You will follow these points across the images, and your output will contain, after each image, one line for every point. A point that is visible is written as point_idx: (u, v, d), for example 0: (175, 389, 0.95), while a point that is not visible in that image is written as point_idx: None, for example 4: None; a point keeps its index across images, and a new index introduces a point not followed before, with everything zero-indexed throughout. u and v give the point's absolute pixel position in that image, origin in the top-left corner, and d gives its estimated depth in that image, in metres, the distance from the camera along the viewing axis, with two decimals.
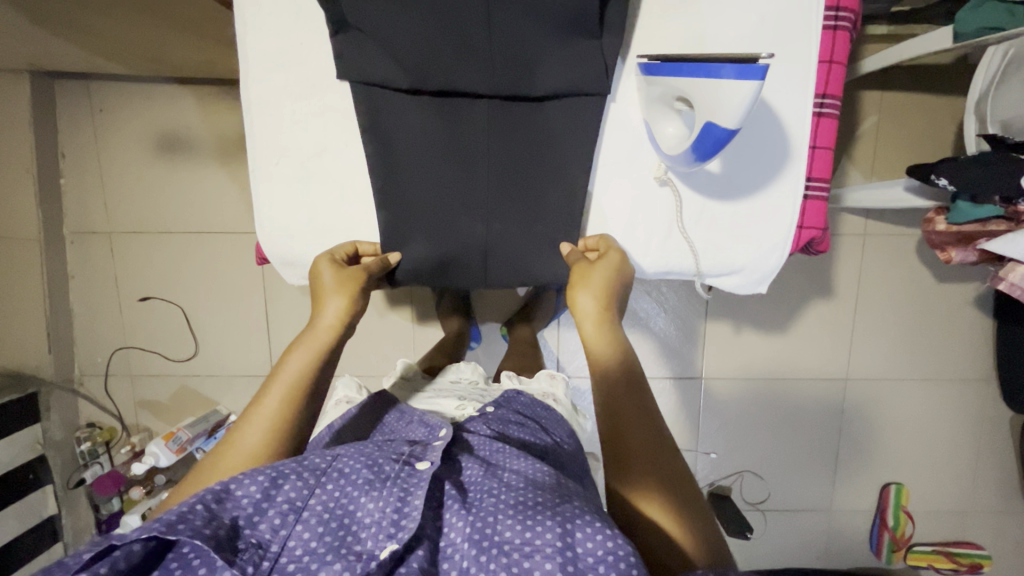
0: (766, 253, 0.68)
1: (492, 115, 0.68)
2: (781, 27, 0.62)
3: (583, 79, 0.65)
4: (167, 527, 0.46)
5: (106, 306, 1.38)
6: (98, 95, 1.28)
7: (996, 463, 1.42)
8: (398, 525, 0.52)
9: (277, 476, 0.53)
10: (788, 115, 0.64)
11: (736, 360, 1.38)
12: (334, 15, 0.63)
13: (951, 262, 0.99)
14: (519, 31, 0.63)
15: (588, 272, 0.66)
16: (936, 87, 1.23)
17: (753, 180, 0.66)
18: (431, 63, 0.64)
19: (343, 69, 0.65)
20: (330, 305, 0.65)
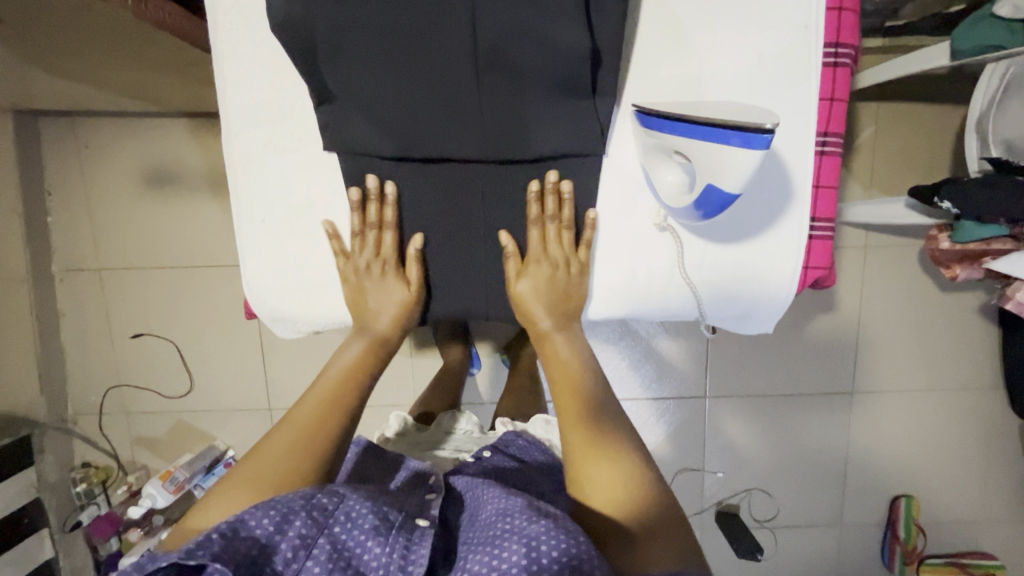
0: (772, 294, 0.65)
1: (486, 178, 0.64)
2: (780, 64, 0.58)
3: (577, 140, 0.61)
4: (186, 554, 0.48)
5: (98, 343, 1.35)
6: (83, 131, 1.26)
7: (1006, 471, 1.40)
8: (405, 570, 0.52)
9: (289, 509, 0.53)
10: (790, 158, 0.61)
11: (740, 377, 1.36)
12: (318, 87, 0.60)
13: (956, 279, 0.96)
14: (510, 95, 0.60)
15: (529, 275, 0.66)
16: (932, 98, 1.21)
17: (758, 224, 0.63)
18: (418, 130, 0.61)
19: (329, 138, 0.62)
20: (391, 303, 0.67)
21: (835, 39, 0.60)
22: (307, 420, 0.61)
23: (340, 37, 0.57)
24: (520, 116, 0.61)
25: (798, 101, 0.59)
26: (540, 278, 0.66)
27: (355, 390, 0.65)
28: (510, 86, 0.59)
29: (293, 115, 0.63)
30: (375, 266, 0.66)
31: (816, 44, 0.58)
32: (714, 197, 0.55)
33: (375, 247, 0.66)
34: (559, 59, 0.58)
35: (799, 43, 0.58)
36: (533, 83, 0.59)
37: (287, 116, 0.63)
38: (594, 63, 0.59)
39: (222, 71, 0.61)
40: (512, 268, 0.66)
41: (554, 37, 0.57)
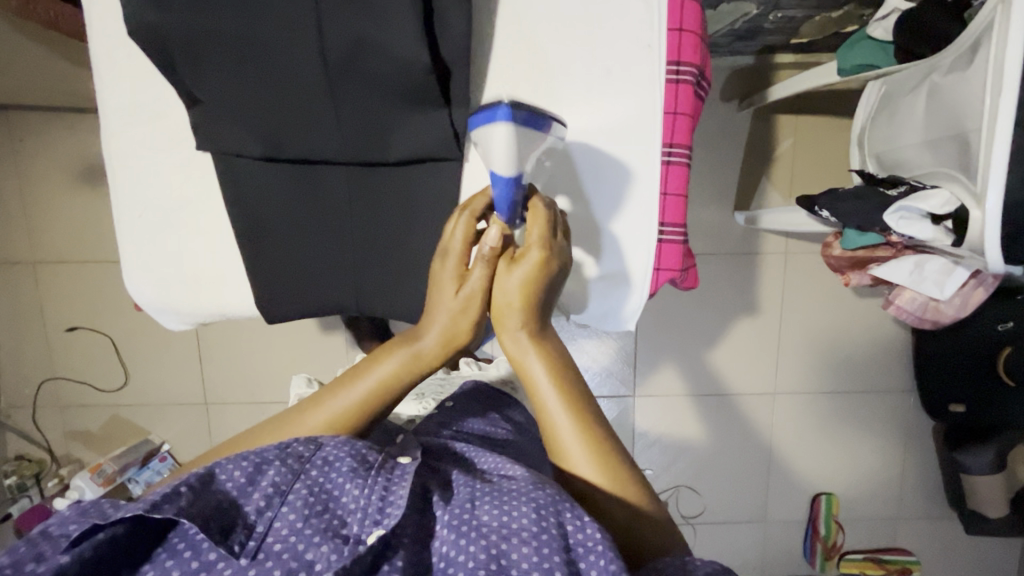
0: (625, 293, 0.64)
1: (354, 181, 0.62)
2: (625, 76, 0.59)
3: (434, 146, 0.59)
4: (151, 507, 0.45)
5: (31, 337, 1.35)
6: (17, 126, 1.27)
7: (921, 470, 1.47)
8: (383, 512, 0.49)
9: (264, 459, 0.51)
10: (636, 162, 0.61)
11: (667, 378, 1.41)
12: (184, 88, 0.57)
13: (849, 285, 1.03)
14: (366, 101, 0.56)
15: (516, 268, 0.57)
16: (845, 112, 1.27)
17: (613, 221, 0.62)
18: (284, 131, 0.58)
19: (203, 137, 0.59)
20: (441, 321, 0.59)
21: (675, 57, 0.59)
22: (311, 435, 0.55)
23: (190, 38, 0.53)
24: (376, 125, 0.58)
25: (641, 117, 0.60)
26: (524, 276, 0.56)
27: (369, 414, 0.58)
28: (366, 93, 0.56)
29: (160, 115, 0.61)
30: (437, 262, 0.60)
31: (656, 54, 0.58)
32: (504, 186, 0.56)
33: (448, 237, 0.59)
34: (404, 69, 0.54)
35: (638, 55, 0.58)
36: (383, 91, 0.56)
37: (152, 115, 0.61)
38: (443, 74, 0.56)
39: (92, 69, 0.60)
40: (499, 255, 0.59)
41: (396, 46, 0.53)
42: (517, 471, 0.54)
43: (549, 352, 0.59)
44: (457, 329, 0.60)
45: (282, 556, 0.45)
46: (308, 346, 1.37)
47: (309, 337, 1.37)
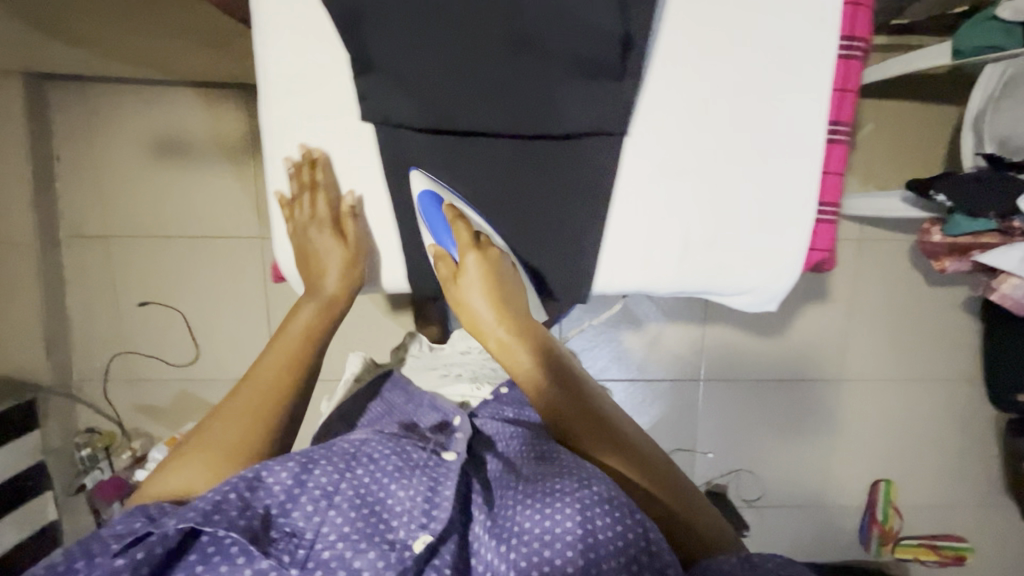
0: (777, 273, 0.64)
1: (516, 154, 0.63)
2: (801, 52, 0.58)
3: (604, 117, 0.59)
4: (204, 517, 0.49)
5: (103, 310, 1.35)
6: (92, 98, 1.26)
7: (979, 459, 1.48)
8: (428, 515, 0.57)
9: (309, 461, 0.57)
10: (802, 141, 0.60)
11: (733, 363, 1.42)
12: (358, 56, 0.60)
13: (944, 270, 1.02)
14: (540, 75, 0.58)
15: (468, 282, 0.63)
16: (931, 97, 1.25)
17: (775, 201, 0.62)
18: (453, 103, 0.60)
19: (367, 107, 0.62)
20: (334, 264, 0.68)
21: (848, 32, 0.59)
22: (261, 395, 0.61)
23: (384, 9, 0.57)
24: (544, 96, 0.59)
25: (810, 92, 0.59)
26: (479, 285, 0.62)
27: (305, 360, 0.65)
28: (542, 65, 0.58)
29: (324, 84, 0.65)
30: (311, 229, 0.68)
31: (834, 30, 0.58)
32: (441, 224, 0.65)
33: (309, 207, 0.68)
34: (589, 38, 0.56)
35: (818, 31, 0.58)
36: (559, 63, 0.58)
37: (320, 85, 0.65)
38: (625, 43, 0.57)
39: (264, 43, 0.64)
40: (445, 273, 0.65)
41: (583, 17, 0.55)
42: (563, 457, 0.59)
43: (539, 346, 0.63)
44: (353, 272, 0.70)
45: (330, 563, 0.52)
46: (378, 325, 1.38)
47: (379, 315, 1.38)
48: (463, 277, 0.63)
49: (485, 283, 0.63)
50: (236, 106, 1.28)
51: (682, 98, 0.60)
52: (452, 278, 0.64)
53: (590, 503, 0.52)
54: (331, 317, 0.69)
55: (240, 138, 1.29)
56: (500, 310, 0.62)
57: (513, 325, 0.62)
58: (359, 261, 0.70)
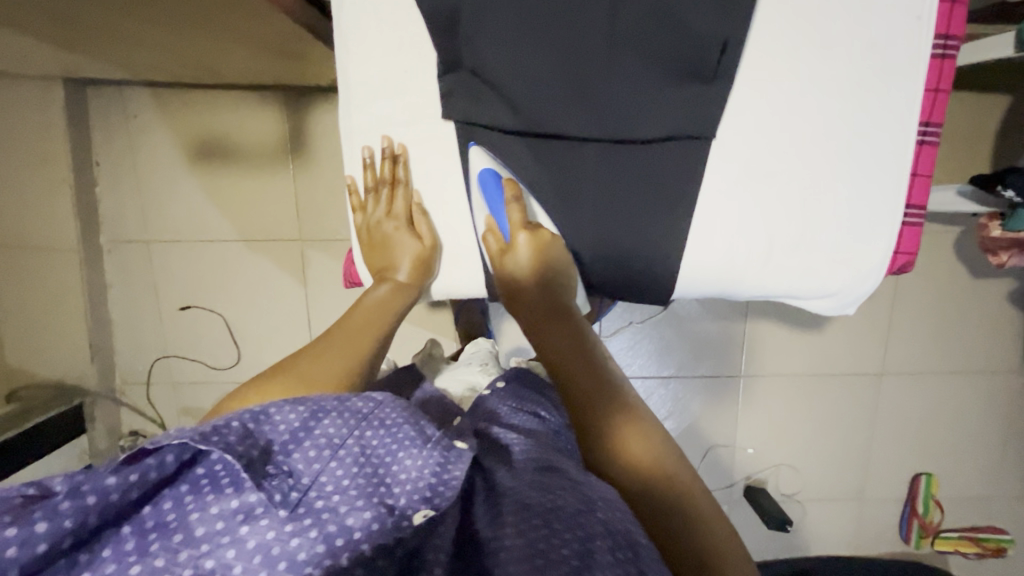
0: (861, 277, 0.63)
1: (599, 159, 0.62)
2: (891, 52, 0.58)
3: (689, 122, 0.60)
4: (201, 437, 0.45)
5: (145, 315, 1.36)
6: (133, 102, 1.25)
7: (1021, 453, 1.47)
8: (435, 492, 0.49)
9: (319, 409, 0.52)
10: (891, 142, 0.60)
11: (774, 358, 1.41)
12: (449, 57, 0.62)
13: (1003, 266, 1.01)
14: (632, 80, 0.60)
15: (515, 259, 0.63)
16: (985, 87, 1.22)
17: (865, 201, 0.61)
18: (538, 107, 0.61)
19: (450, 108, 0.64)
20: (406, 256, 0.68)
21: (944, 29, 0.59)
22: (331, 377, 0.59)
23: (483, 15, 0.59)
24: (634, 101, 0.60)
25: (904, 92, 0.59)
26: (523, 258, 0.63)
27: (373, 342, 0.64)
28: (634, 70, 0.59)
29: (407, 92, 0.65)
30: (389, 225, 0.69)
31: (926, 30, 0.58)
32: (499, 203, 0.65)
33: (387, 204, 0.69)
34: (687, 43, 0.58)
35: (909, 32, 0.58)
36: (651, 68, 0.59)
37: (403, 92, 0.66)
38: (720, 47, 0.58)
39: (347, 49, 0.64)
40: (493, 246, 0.65)
41: (682, 24, 0.57)
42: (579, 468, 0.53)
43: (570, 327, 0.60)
44: (425, 254, 0.69)
45: (322, 514, 0.46)
46: (419, 325, 1.39)
47: (420, 314, 1.39)
48: (510, 252, 0.64)
49: (536, 262, 0.63)
50: (276, 110, 1.27)
51: (772, 98, 0.60)
52: (500, 252, 0.65)
53: (573, 511, 0.46)
54: (401, 305, 0.68)
55: (278, 142, 1.28)
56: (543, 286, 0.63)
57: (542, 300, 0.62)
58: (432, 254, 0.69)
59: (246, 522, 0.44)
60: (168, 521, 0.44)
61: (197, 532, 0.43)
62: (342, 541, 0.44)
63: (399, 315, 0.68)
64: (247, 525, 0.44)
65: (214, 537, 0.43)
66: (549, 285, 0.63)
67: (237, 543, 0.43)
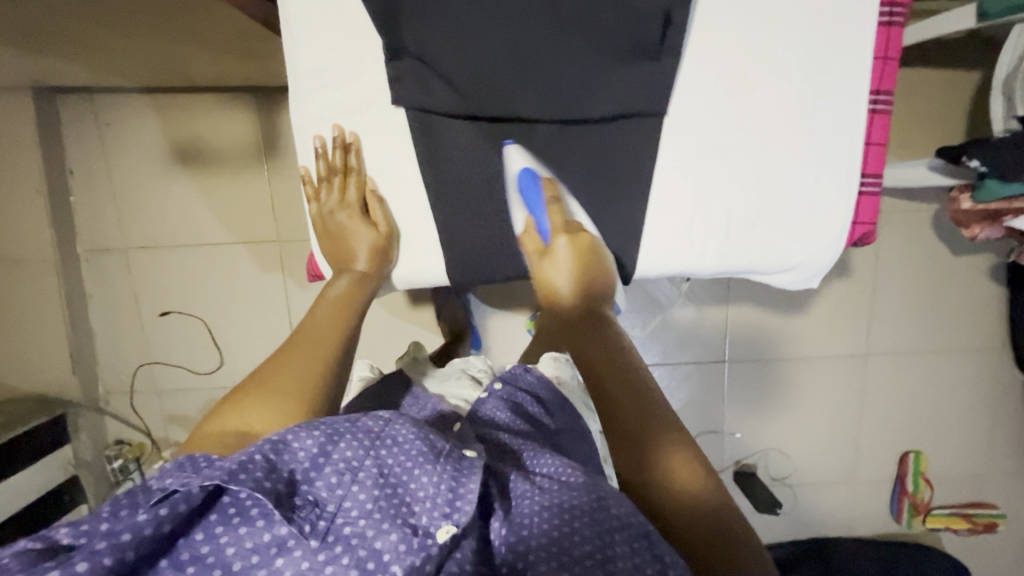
0: (821, 249, 0.63)
1: (552, 140, 0.66)
2: (836, 23, 0.59)
3: (641, 100, 0.61)
4: (229, 476, 0.45)
5: (126, 323, 1.35)
6: (104, 109, 1.25)
7: (1010, 428, 1.47)
8: (453, 506, 0.50)
9: (336, 432, 0.51)
10: (844, 113, 0.61)
11: (758, 342, 1.41)
12: (392, 44, 0.62)
13: (975, 238, 1.01)
14: (582, 60, 0.60)
15: (552, 262, 0.63)
16: (951, 64, 1.23)
17: (823, 171, 0.62)
18: (487, 91, 0.62)
19: (399, 95, 0.64)
20: (361, 246, 0.68)
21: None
22: (290, 372, 0.57)
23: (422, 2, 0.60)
24: (587, 81, 0.61)
25: (853, 63, 0.60)
26: (563, 259, 0.63)
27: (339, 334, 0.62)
28: (584, 50, 0.60)
29: (361, 82, 0.66)
30: (343, 216, 0.69)
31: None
32: (537, 202, 0.65)
33: (340, 194, 0.69)
34: (633, 21, 0.59)
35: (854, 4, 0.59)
36: (601, 48, 0.60)
37: (355, 83, 0.66)
38: (665, 21, 0.59)
39: (292, 41, 0.64)
40: (530, 248, 0.66)
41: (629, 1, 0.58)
42: (578, 479, 0.54)
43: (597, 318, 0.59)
44: (383, 244, 0.69)
45: (351, 541, 0.46)
46: (404, 323, 1.39)
47: (404, 311, 1.39)
48: (550, 257, 0.64)
49: (575, 265, 0.63)
50: (248, 111, 1.27)
51: (721, 74, 0.61)
52: (537, 255, 0.65)
53: (590, 510, 0.49)
54: (361, 295, 0.67)
55: (253, 143, 1.28)
56: (578, 288, 0.61)
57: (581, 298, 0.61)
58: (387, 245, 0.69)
59: (281, 553, 0.45)
60: (203, 554, 0.46)
61: (234, 566, 0.45)
62: (373, 565, 0.46)
63: (364, 303, 0.67)
64: (281, 557, 0.46)
65: (252, 569, 0.45)
66: (591, 278, 0.62)
67: (275, 573, 0.45)
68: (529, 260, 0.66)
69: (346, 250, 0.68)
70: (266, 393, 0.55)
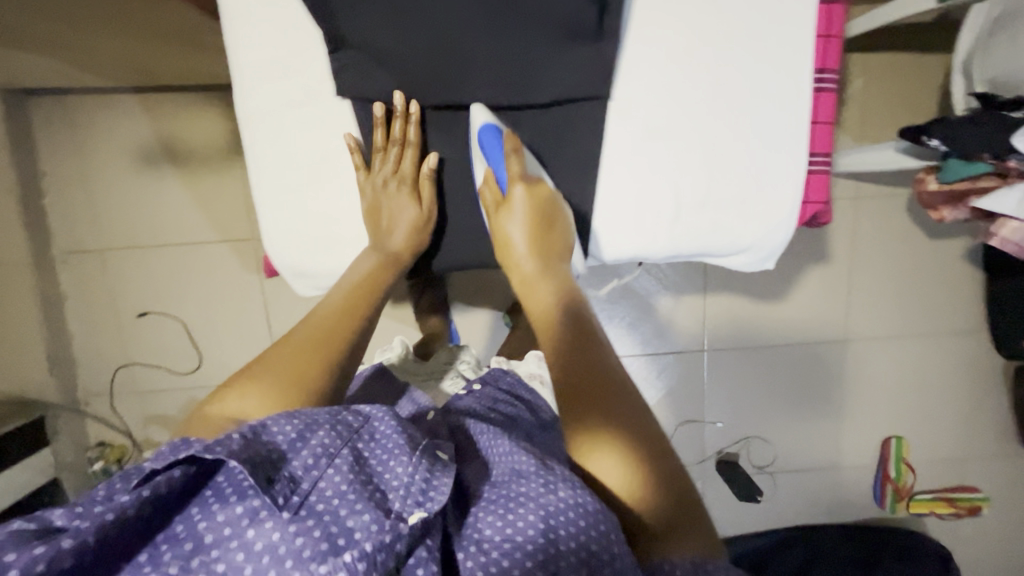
0: (772, 228, 0.68)
1: (502, 125, 0.69)
2: (774, 5, 0.63)
3: (582, 84, 0.65)
4: (205, 451, 0.45)
5: (103, 324, 1.35)
6: (74, 110, 1.24)
7: (990, 410, 1.48)
8: (426, 495, 0.49)
9: (314, 421, 0.51)
10: (783, 93, 0.65)
11: (736, 330, 1.42)
12: (331, 33, 0.63)
13: (943, 220, 1.01)
14: (522, 46, 0.64)
15: (510, 212, 0.67)
16: (920, 47, 1.23)
17: (771, 154, 0.66)
18: (432, 78, 0.65)
19: (343, 86, 0.66)
20: (404, 223, 0.70)
21: None
22: (320, 347, 0.59)
23: None
24: (529, 66, 0.65)
25: (792, 43, 0.64)
26: (520, 215, 0.66)
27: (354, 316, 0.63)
28: (522, 36, 0.63)
29: (304, 72, 0.67)
30: (391, 187, 0.71)
31: None
32: (498, 155, 0.66)
33: (394, 165, 0.70)
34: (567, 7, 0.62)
35: None
36: (541, 34, 0.63)
37: (297, 72, 0.67)
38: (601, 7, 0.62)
39: (233, 34, 0.65)
40: (488, 201, 0.70)
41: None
42: (527, 464, 0.53)
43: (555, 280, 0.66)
44: (421, 223, 0.72)
45: (325, 518, 0.45)
46: (383, 319, 1.39)
47: (384, 307, 1.39)
48: (507, 211, 0.67)
49: (530, 219, 0.66)
50: (218, 108, 1.26)
51: (668, 54, 0.64)
52: (496, 206, 0.69)
53: (535, 496, 0.49)
54: (396, 270, 0.70)
55: (226, 140, 1.28)
56: (535, 245, 0.67)
57: (539, 260, 0.67)
58: (425, 225, 0.73)
59: (252, 526, 0.44)
60: (178, 533, 0.45)
61: (206, 539, 0.44)
62: (344, 541, 0.44)
63: (391, 283, 0.69)
64: (253, 528, 0.44)
65: (222, 542, 0.44)
66: (550, 238, 0.67)
67: (246, 546, 0.43)
68: (490, 215, 0.71)
69: (383, 227, 0.70)
70: (274, 377, 0.55)
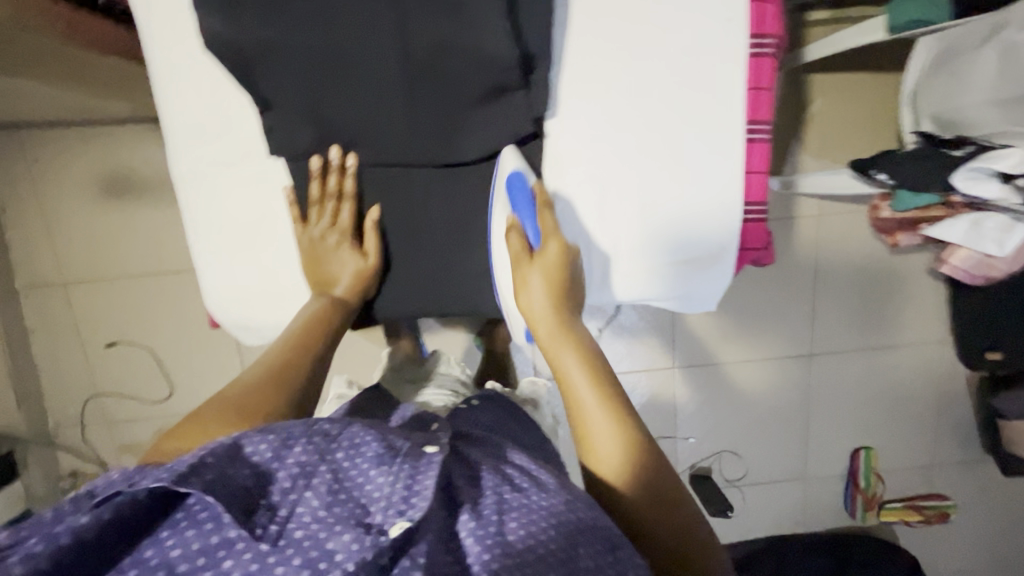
0: (707, 280, 0.74)
1: (432, 178, 0.73)
2: (692, 60, 0.69)
3: (510, 133, 0.70)
4: (176, 476, 0.39)
5: (72, 357, 1.34)
6: (33, 143, 1.23)
7: (956, 419, 1.50)
8: (409, 502, 0.41)
9: (290, 435, 0.45)
10: (710, 139, 0.70)
11: (705, 345, 1.43)
12: (259, 98, 0.67)
13: (898, 245, 1.02)
14: (446, 106, 0.68)
15: (538, 264, 0.69)
16: (879, 65, 1.24)
17: (709, 198, 0.71)
18: (361, 138, 0.70)
19: (274, 145, 0.70)
20: (347, 270, 0.73)
21: (760, 29, 0.70)
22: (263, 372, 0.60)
23: (278, 56, 0.65)
24: (455, 123, 0.69)
25: (713, 94, 0.70)
26: (548, 265, 0.68)
27: (309, 354, 0.65)
28: (443, 98, 0.68)
29: (243, 132, 0.71)
30: (332, 237, 0.73)
31: (739, 35, 0.68)
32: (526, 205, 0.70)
33: (332, 216, 0.73)
34: (488, 64, 0.65)
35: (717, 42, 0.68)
36: (464, 93, 0.67)
37: (233, 132, 0.71)
38: (527, 64, 0.67)
39: (171, 101, 0.69)
40: (513, 246, 0.71)
41: (482, 44, 0.64)
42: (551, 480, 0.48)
43: (581, 349, 0.64)
44: (366, 267, 0.74)
45: (303, 544, 0.38)
46: (354, 342, 1.39)
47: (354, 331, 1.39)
48: (534, 263, 0.69)
49: (557, 272, 0.68)
50: None
51: (604, 107, 0.70)
52: (521, 254, 0.70)
53: (556, 508, 0.44)
54: (341, 314, 0.72)
55: None
56: (557, 299, 0.68)
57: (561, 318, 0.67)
58: (371, 272, 0.75)
59: (228, 556, 0.37)
60: (145, 557, 0.38)
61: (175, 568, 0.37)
62: (325, 565, 0.37)
63: (340, 322, 0.71)
64: (227, 559, 0.37)
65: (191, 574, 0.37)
66: (570, 296, 0.69)
67: None
68: (516, 267, 0.71)
69: (330, 271, 0.73)
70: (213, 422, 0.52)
